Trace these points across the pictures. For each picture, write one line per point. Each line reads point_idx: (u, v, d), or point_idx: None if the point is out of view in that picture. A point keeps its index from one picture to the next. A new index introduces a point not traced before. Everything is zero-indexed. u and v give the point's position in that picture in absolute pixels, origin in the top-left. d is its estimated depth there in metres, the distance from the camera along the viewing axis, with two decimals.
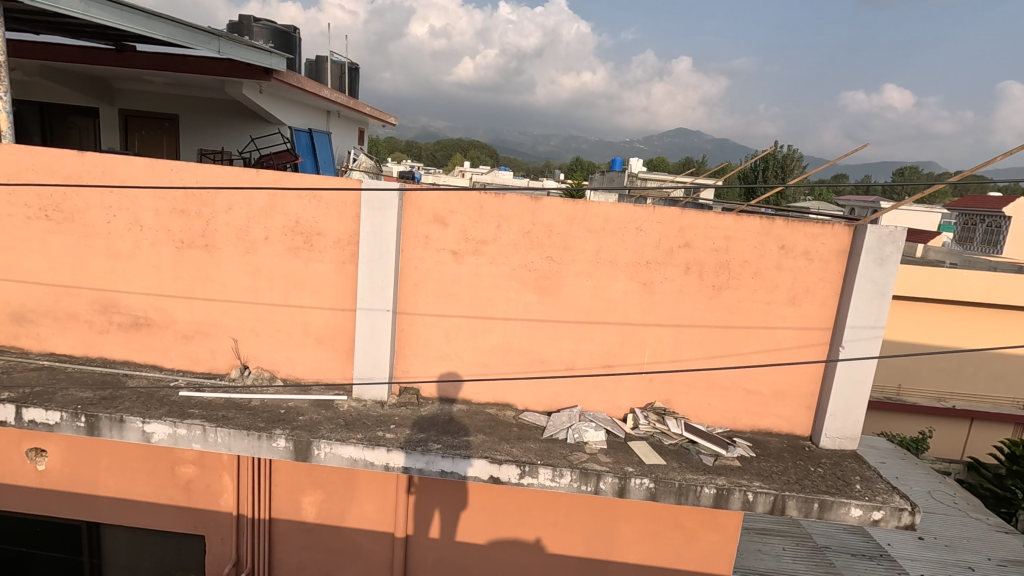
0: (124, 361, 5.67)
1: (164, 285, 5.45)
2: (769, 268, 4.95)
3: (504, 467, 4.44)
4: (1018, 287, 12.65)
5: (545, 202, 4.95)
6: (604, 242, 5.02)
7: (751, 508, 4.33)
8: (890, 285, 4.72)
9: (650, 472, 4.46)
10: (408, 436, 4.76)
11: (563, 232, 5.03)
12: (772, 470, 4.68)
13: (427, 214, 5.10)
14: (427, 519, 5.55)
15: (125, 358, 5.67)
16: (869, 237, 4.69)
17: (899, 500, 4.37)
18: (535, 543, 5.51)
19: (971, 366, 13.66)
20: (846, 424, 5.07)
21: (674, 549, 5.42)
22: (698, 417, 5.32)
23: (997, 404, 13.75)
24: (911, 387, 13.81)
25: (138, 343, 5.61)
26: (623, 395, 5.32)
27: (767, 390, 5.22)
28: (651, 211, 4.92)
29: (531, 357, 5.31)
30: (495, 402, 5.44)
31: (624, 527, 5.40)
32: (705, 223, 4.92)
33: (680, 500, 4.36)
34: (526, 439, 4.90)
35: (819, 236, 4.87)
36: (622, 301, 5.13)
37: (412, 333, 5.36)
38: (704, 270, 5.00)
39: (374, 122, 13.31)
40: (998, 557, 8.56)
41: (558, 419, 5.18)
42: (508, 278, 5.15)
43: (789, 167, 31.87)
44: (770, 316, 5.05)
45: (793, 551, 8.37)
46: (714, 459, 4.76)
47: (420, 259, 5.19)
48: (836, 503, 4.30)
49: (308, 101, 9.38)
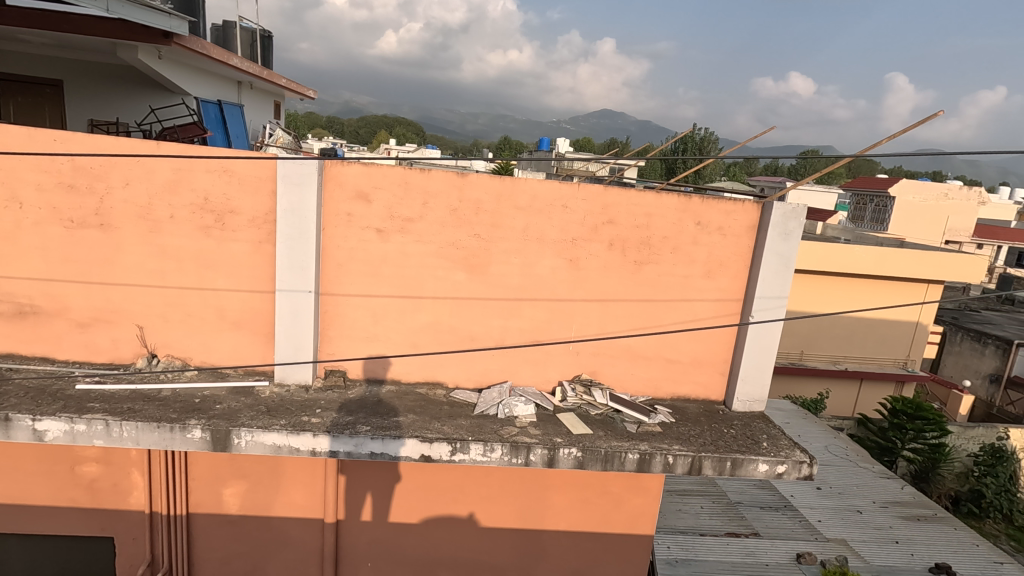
0: (8, 354, 5.10)
1: (53, 269, 4.93)
2: (687, 243, 5.20)
3: (435, 445, 4.44)
4: (899, 260, 14.12)
5: (472, 178, 4.90)
6: (531, 220, 5.06)
7: (671, 470, 4.59)
8: (793, 257, 5.10)
9: (578, 441, 4.61)
10: (335, 419, 4.63)
11: (491, 209, 5.01)
12: (690, 433, 4.98)
13: (350, 191, 4.90)
14: (359, 502, 5.47)
15: (9, 351, 5.10)
16: (775, 214, 5.03)
17: (800, 454, 4.79)
18: (469, 519, 5.59)
19: (860, 331, 15.20)
20: (754, 387, 5.48)
21: (603, 514, 5.68)
22: (622, 387, 5.54)
23: (881, 365, 15.48)
24: (812, 352, 15.18)
25: (24, 334, 5.06)
26: (552, 369, 5.45)
27: (686, 359, 5.52)
28: (576, 189, 5.00)
29: (461, 335, 5.30)
30: (426, 381, 5.41)
31: (555, 497, 5.57)
32: (628, 200, 5.07)
33: (606, 467, 4.55)
34: (457, 416, 4.91)
35: (731, 213, 5.16)
36: (550, 278, 5.21)
37: (337, 314, 5.19)
38: (627, 246, 5.17)
39: (291, 95, 12.59)
40: (881, 500, 9.67)
41: (489, 395, 5.23)
42: (436, 256, 5.08)
43: (705, 149, 33.47)
44: (689, 289, 5.32)
45: (709, 508, 9.00)
46: (637, 426, 5.00)
47: (344, 237, 5.01)
48: (746, 459, 4.65)
49: (215, 70, 8.70)
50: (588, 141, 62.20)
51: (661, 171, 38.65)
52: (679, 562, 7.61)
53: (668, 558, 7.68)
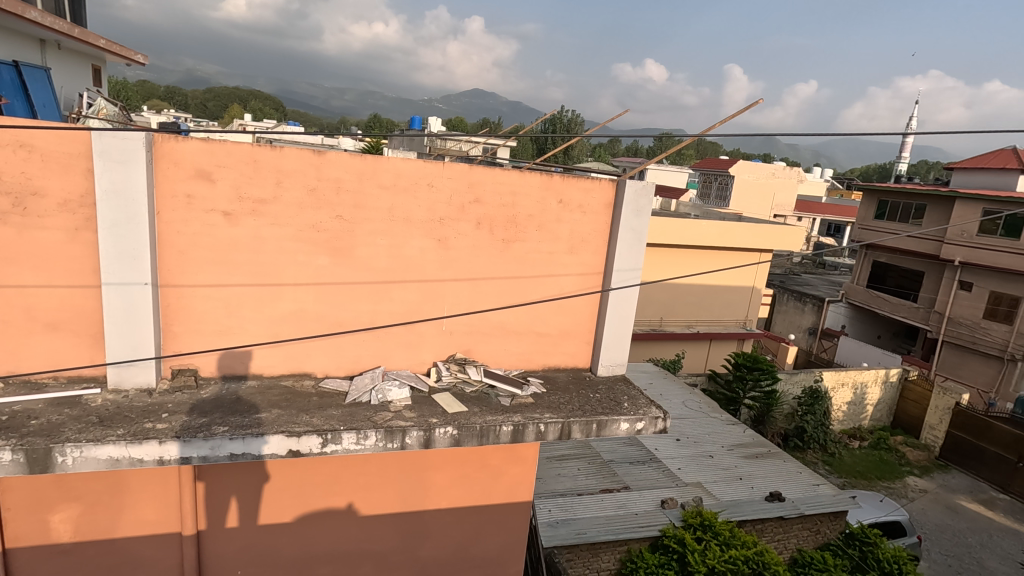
0: None
1: None
2: (551, 221, 5.40)
3: (303, 439, 4.22)
4: (737, 232, 16.02)
5: (330, 156, 4.63)
6: (397, 199, 4.92)
7: (543, 437, 4.82)
8: (645, 231, 5.53)
9: (453, 420, 4.65)
10: (185, 423, 4.20)
11: (353, 188, 4.78)
12: (560, 401, 5.25)
13: (188, 169, 4.39)
14: (222, 508, 5.05)
15: None
16: (628, 191, 5.39)
17: (655, 410, 5.27)
18: (347, 509, 5.42)
19: (708, 296, 17.07)
20: (616, 353, 5.91)
21: (483, 487, 5.83)
22: (496, 362, 5.67)
23: (726, 325, 17.55)
24: (669, 318, 16.77)
25: None
26: (427, 350, 5.41)
27: (555, 331, 5.78)
28: (441, 167, 4.94)
29: (328, 322, 5.04)
30: (292, 373, 5.09)
31: (436, 476, 5.59)
32: (493, 179, 5.12)
33: (482, 441, 4.65)
34: (327, 407, 4.71)
35: (589, 190, 5.44)
36: (419, 258, 5.14)
37: (182, 308, 4.68)
38: (494, 224, 5.25)
39: (117, 60, 10.95)
40: (728, 444, 11.02)
41: (360, 382, 5.07)
42: (296, 240, 4.76)
43: (572, 130, 34.98)
44: (554, 265, 5.55)
45: (585, 469, 9.63)
46: (510, 399, 5.16)
47: (185, 222, 4.50)
48: (610, 420, 5.01)
49: (7, 23, 7.28)
50: (460, 121, 61.97)
51: (532, 151, 39.72)
52: (560, 522, 8.09)
53: (550, 520, 8.13)
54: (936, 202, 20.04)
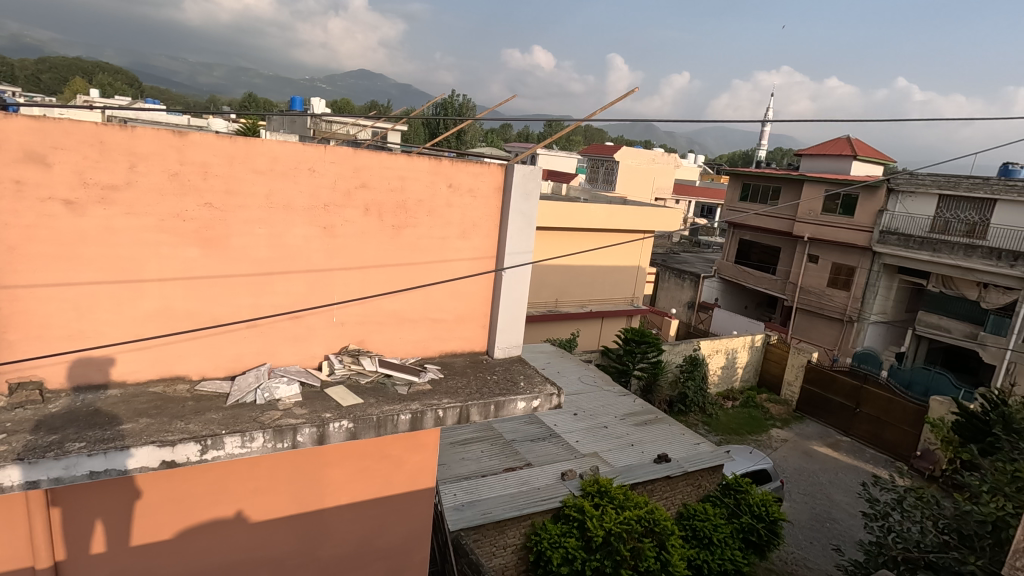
0: None
1: None
2: (441, 206, 5.36)
3: (179, 448, 3.87)
4: (622, 215, 16.99)
5: (193, 138, 4.23)
6: (275, 185, 4.62)
7: (442, 423, 4.82)
8: (534, 215, 5.68)
9: (348, 413, 4.50)
10: (30, 443, 3.67)
11: (223, 173, 4.41)
12: (458, 386, 5.28)
13: (14, 150, 3.77)
14: (84, 534, 4.50)
15: None
16: (517, 175, 5.49)
17: (550, 387, 5.48)
18: (236, 517, 5.08)
19: (598, 276, 17.97)
20: (511, 335, 6.05)
21: (384, 478, 5.73)
22: (391, 351, 5.57)
23: (616, 303, 18.61)
24: (564, 299, 17.42)
25: None
26: (316, 343, 5.18)
27: (450, 317, 5.78)
28: (322, 151, 4.70)
29: (202, 319, 4.63)
30: (162, 378, 4.63)
31: (333, 472, 5.41)
32: (380, 163, 4.97)
33: (379, 432, 4.56)
34: (205, 411, 4.34)
35: (478, 175, 5.46)
36: (303, 247, 4.87)
37: (17, 312, 4.03)
38: (383, 210, 5.11)
39: None
40: (620, 413, 11.75)
41: (243, 382, 4.73)
42: (157, 230, 4.29)
43: (464, 115, 34.89)
44: (447, 250, 5.54)
45: (488, 451, 9.79)
46: (408, 387, 5.09)
47: (13, 212, 3.87)
48: (507, 400, 5.12)
49: None
50: (346, 103, 59.32)
51: (424, 136, 39.10)
52: (465, 505, 8.19)
53: (455, 504, 8.19)
54: (788, 185, 22.58)
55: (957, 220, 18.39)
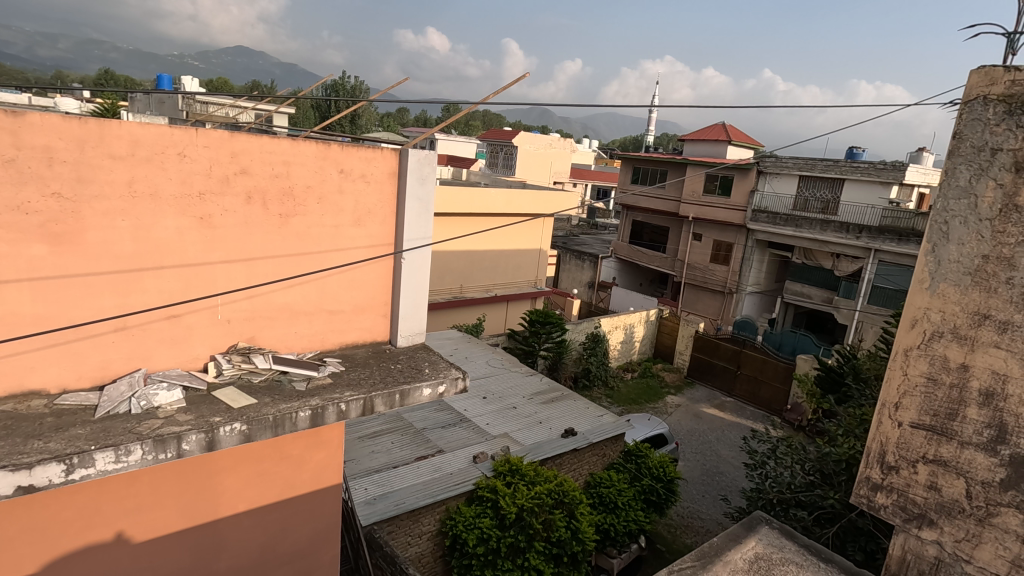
0: None
1: None
2: (332, 192, 5.13)
3: (37, 471, 3.42)
4: (521, 199, 17.30)
5: (31, 118, 3.69)
6: (137, 171, 4.17)
7: (345, 416, 4.67)
8: (431, 199, 5.60)
9: (240, 415, 4.22)
10: None
11: (73, 159, 3.91)
12: (360, 378, 5.14)
13: None
14: None
15: None
16: (411, 160, 5.38)
17: (455, 372, 5.49)
18: (117, 540, 4.63)
19: (502, 261, 18.20)
20: (414, 322, 5.96)
21: (285, 480, 5.47)
22: (286, 347, 5.29)
23: (520, 287, 18.98)
24: (468, 285, 17.46)
25: None
26: (198, 344, 4.78)
27: (348, 308, 5.58)
28: (192, 133, 4.31)
29: (55, 325, 4.10)
30: (10, 394, 4.04)
31: (226, 480, 5.07)
32: (260, 147, 4.64)
33: (276, 432, 4.33)
34: (69, 426, 3.87)
35: (370, 159, 5.28)
36: (177, 240, 4.46)
37: None
38: (267, 198, 4.79)
39: None
40: (528, 393, 12.07)
41: (115, 391, 4.26)
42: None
43: (357, 98, 33.55)
44: (341, 239, 5.32)
45: (398, 441, 9.65)
46: (306, 382, 4.87)
47: None
48: (412, 389, 5.06)
49: None
50: (224, 82, 54.75)
51: (314, 119, 37.10)
52: (377, 499, 8.05)
53: (366, 498, 8.03)
54: (674, 168, 24.15)
55: (814, 199, 20.73)
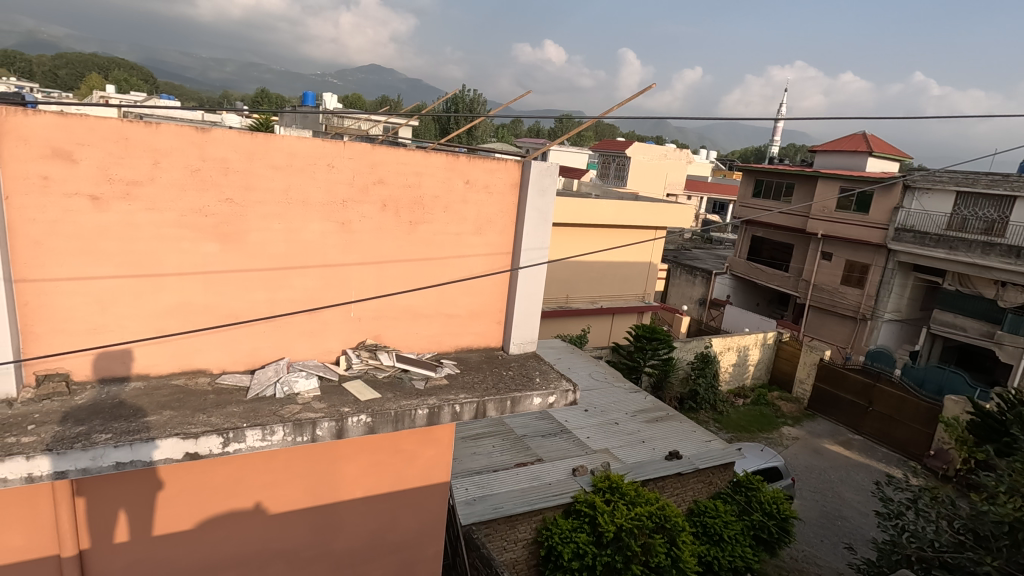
0: None
1: None
2: (457, 201, 5.38)
3: (201, 440, 3.92)
4: (632, 211, 16.98)
5: (214, 134, 4.27)
6: (292, 180, 4.65)
7: (459, 418, 4.85)
8: (550, 211, 5.68)
9: (366, 407, 4.54)
10: (60, 433, 3.75)
11: (243, 168, 4.45)
12: (473, 381, 5.31)
13: (40, 146, 3.83)
14: (108, 524, 4.60)
15: None
16: (533, 172, 5.49)
17: (566, 384, 5.48)
18: (255, 509, 5.16)
19: (609, 273, 17.98)
20: (526, 331, 6.07)
21: (397, 473, 5.78)
22: (407, 346, 5.61)
23: (627, 300, 18.59)
24: (574, 295, 17.43)
25: None
26: (332, 338, 5.22)
27: (464, 313, 5.80)
28: (340, 146, 4.73)
29: (219, 314, 4.68)
30: (182, 371, 4.69)
31: (347, 466, 5.46)
32: (396, 159, 4.99)
33: (397, 427, 4.60)
34: (226, 404, 4.40)
35: (494, 171, 5.47)
36: (320, 242, 4.91)
37: (41, 306, 4.10)
38: (399, 206, 5.13)
39: None
40: (631, 410, 11.72)
41: (264, 375, 4.79)
42: (177, 226, 4.34)
43: (474, 111, 35.08)
44: (461, 246, 5.55)
45: (500, 446, 9.84)
46: (424, 382, 5.13)
47: (40, 208, 3.93)
48: (523, 396, 5.14)
49: None
50: (357, 97, 59.61)
51: (435, 131, 39.26)
52: (477, 500, 8.25)
53: (466, 499, 8.25)
54: (802, 181, 22.36)
55: (975, 218, 18.05)
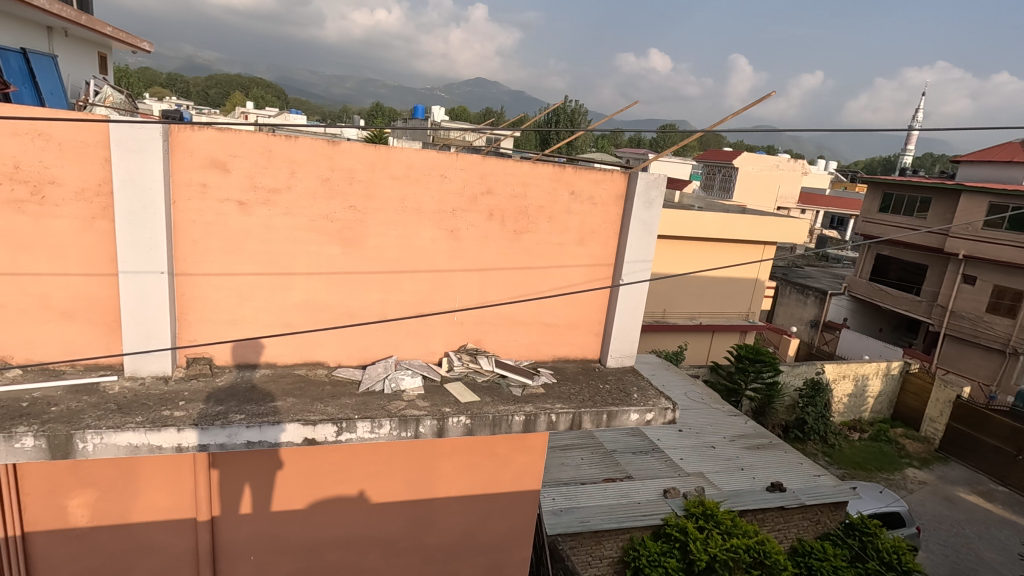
0: None
1: None
2: (561, 212, 5.43)
3: (319, 427, 4.26)
4: (739, 224, 16.13)
5: (343, 146, 4.63)
6: (408, 190, 4.94)
7: (554, 427, 4.86)
8: (655, 223, 5.56)
9: (466, 409, 4.69)
10: (203, 411, 4.25)
11: (365, 178, 4.80)
12: (570, 392, 5.30)
13: (202, 158, 4.39)
14: (235, 496, 5.12)
15: None
16: (639, 183, 5.41)
17: (665, 402, 5.31)
18: (359, 497, 5.50)
19: (711, 289, 17.16)
20: (625, 344, 5.96)
21: (490, 477, 5.90)
22: (506, 352, 5.73)
23: (729, 318, 17.65)
24: (672, 310, 16.85)
25: None
26: (436, 340, 5.46)
27: (562, 323, 5.82)
28: (453, 158, 4.95)
29: (338, 312, 5.07)
30: (303, 362, 5.13)
31: (444, 465, 5.66)
32: (504, 170, 5.13)
33: (494, 431, 4.71)
34: (340, 395, 4.74)
35: (600, 182, 5.46)
36: (430, 249, 5.16)
37: (195, 297, 4.69)
38: (505, 215, 5.27)
39: (122, 48, 10.69)
40: (730, 435, 11.08)
41: (374, 371, 5.11)
42: (307, 230, 4.77)
43: (575, 122, 35.24)
44: (563, 256, 5.58)
45: (588, 458, 9.72)
46: (522, 389, 5.21)
47: (198, 211, 4.51)
48: (620, 411, 5.06)
49: (13, 9, 7.11)
50: (463, 110, 61.99)
51: (536, 142, 39.88)
52: (564, 511, 8.19)
53: (553, 508, 8.23)
54: (940, 196, 20.01)
55: None
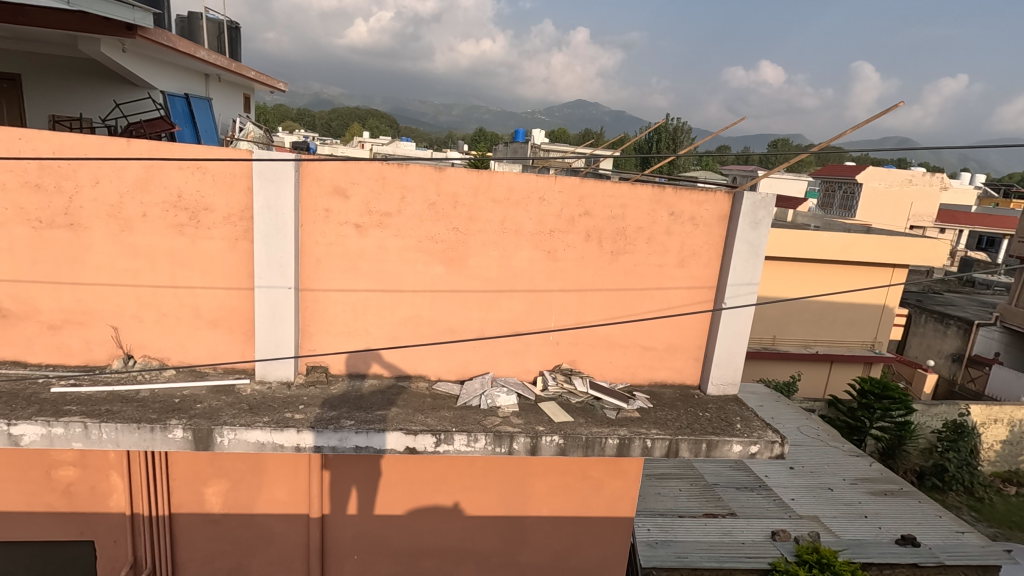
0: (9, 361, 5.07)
1: (34, 272, 4.85)
2: (660, 233, 5.33)
3: (419, 437, 4.48)
4: (863, 246, 14.72)
5: (449, 172, 4.92)
6: (509, 212, 5.12)
7: (650, 453, 4.74)
8: (762, 245, 5.28)
9: (559, 429, 4.71)
10: (319, 415, 4.65)
11: (468, 202, 5.05)
12: (667, 418, 5.14)
13: (327, 186, 4.88)
14: (343, 496, 5.50)
15: (13, 359, 5.07)
16: (745, 204, 5.18)
17: (772, 434, 4.97)
18: (454, 508, 5.67)
19: (830, 315, 15.78)
20: (728, 371, 5.68)
21: (583, 499, 5.83)
22: (601, 374, 5.68)
23: (850, 347, 16.11)
24: (784, 337, 15.72)
25: (12, 338, 5.00)
26: (532, 359, 5.55)
27: (661, 346, 5.68)
28: (552, 181, 5.07)
29: (440, 328, 5.34)
30: (407, 374, 5.44)
31: (537, 483, 5.69)
32: (603, 192, 5.16)
33: (587, 452, 4.67)
34: (440, 408, 4.97)
35: (703, 203, 5.31)
36: (528, 269, 5.29)
37: (317, 310, 5.17)
38: (602, 236, 5.28)
39: (261, 88, 12.07)
40: (851, 477, 10.04)
41: (471, 387, 5.30)
42: (415, 250, 5.10)
43: (677, 141, 34.43)
44: (663, 278, 5.47)
45: (687, 490, 9.26)
46: (616, 412, 5.14)
47: (322, 233, 4.98)
48: (721, 441, 4.81)
49: (180, 62, 8.33)
50: (563, 133, 62.71)
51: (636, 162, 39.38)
52: (659, 543, 7.86)
53: (648, 540, 7.92)
54: None
55: None
